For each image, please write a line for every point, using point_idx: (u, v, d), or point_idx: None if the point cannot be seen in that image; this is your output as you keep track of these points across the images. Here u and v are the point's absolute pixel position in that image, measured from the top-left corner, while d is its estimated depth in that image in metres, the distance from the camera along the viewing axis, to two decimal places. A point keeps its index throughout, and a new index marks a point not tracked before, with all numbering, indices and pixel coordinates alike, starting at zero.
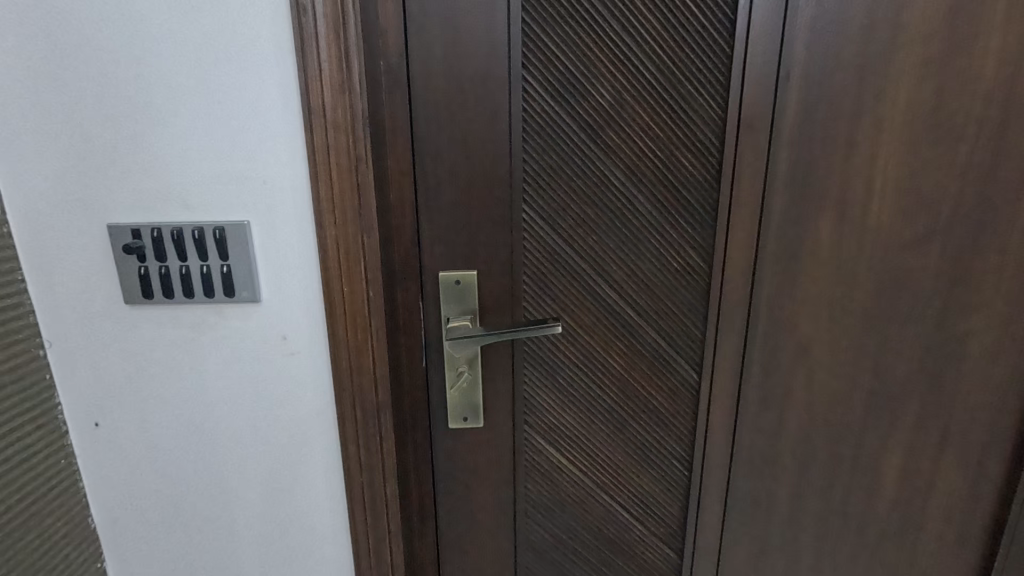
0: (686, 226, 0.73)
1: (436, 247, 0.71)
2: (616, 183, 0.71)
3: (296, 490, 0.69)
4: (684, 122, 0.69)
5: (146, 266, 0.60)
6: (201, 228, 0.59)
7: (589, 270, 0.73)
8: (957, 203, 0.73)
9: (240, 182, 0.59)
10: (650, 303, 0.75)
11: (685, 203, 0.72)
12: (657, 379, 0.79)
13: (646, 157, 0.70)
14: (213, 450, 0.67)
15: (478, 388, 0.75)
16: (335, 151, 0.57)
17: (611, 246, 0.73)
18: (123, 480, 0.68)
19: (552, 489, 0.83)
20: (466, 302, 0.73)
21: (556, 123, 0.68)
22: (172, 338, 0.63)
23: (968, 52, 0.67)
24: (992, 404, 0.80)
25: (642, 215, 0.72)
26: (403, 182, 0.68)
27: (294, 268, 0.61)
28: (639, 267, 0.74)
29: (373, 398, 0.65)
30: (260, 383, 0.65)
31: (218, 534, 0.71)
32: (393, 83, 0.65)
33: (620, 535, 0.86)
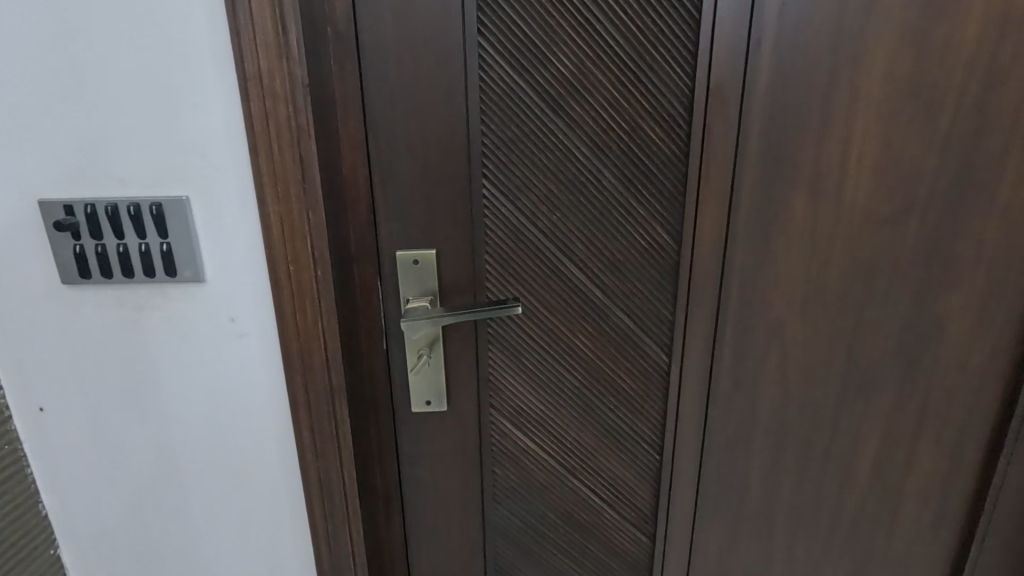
0: (655, 204, 0.70)
1: (393, 225, 0.68)
2: (580, 158, 0.68)
3: (252, 474, 0.68)
4: (650, 95, 0.66)
5: (82, 244, 0.57)
6: (138, 204, 0.56)
7: (553, 249, 0.71)
8: (936, 178, 0.70)
9: (177, 155, 0.56)
10: (617, 283, 0.73)
11: (652, 178, 0.69)
12: (626, 361, 0.77)
13: (611, 132, 0.67)
14: (163, 435, 0.65)
15: (441, 371, 0.74)
16: (276, 123, 0.55)
17: (576, 224, 0.70)
18: (72, 466, 0.66)
19: (519, 473, 0.81)
20: (426, 282, 0.71)
21: (516, 94, 0.65)
22: (113, 320, 0.61)
23: (949, 17, 0.64)
24: (969, 385, 0.79)
25: (607, 192, 0.69)
26: (356, 157, 0.65)
27: (238, 246, 0.59)
28: (606, 247, 0.71)
29: (325, 381, 0.64)
30: (208, 367, 0.63)
31: (174, 519, 0.69)
32: (343, 51, 0.62)
33: (590, 519, 0.85)
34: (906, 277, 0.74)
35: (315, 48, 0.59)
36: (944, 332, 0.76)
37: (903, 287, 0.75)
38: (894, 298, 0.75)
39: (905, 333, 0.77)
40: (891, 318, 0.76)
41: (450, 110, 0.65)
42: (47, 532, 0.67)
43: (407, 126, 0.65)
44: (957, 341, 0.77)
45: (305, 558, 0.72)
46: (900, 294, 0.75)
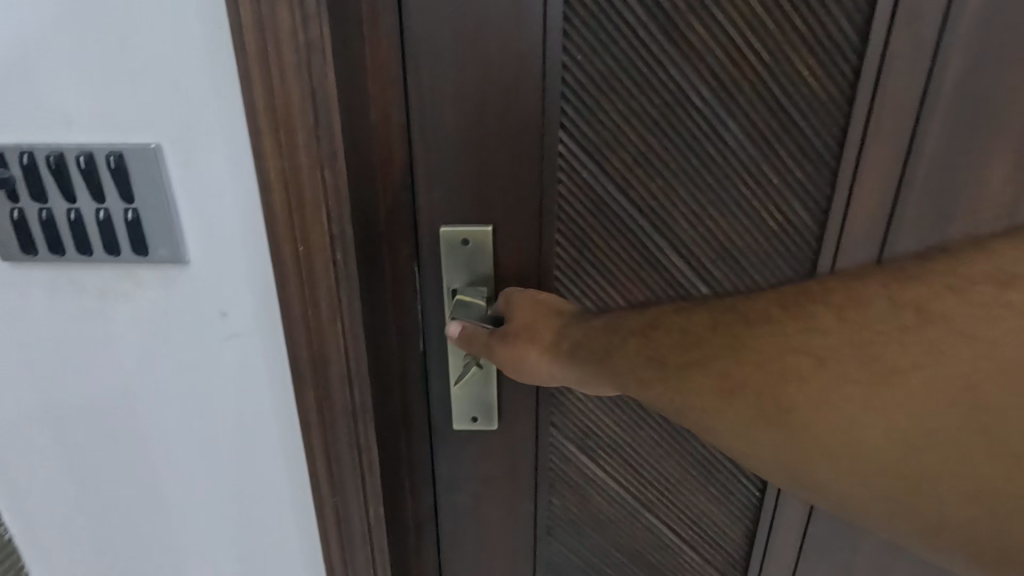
0: (795, 171, 0.51)
1: (435, 192, 0.51)
2: (695, 103, 0.49)
3: (254, 503, 0.54)
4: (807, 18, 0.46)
5: (22, 208, 0.42)
6: (91, 153, 0.41)
7: (647, 229, 0.53)
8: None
9: (138, 86, 0.40)
10: (730, 278, 0.54)
11: (797, 133, 0.49)
12: None
13: (749, 72, 0.48)
14: (144, 452, 0.52)
15: (491, 384, 0.58)
16: (277, 39, 0.38)
17: (681, 196, 0.51)
18: (36, 484, 0.53)
19: (581, 504, 0.66)
20: (477, 269, 0.54)
21: (613, 9, 0.46)
22: (70, 308, 0.46)
23: None
24: None
25: (729, 151, 0.50)
26: (389, 98, 0.48)
27: (228, 215, 0.43)
28: (724, 234, 0.53)
29: (345, 396, 0.48)
30: (195, 372, 0.48)
31: (163, 550, 0.56)
32: None
33: (666, 561, 0.69)
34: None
35: None
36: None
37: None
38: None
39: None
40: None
41: (519, 34, 0.46)
42: (12, 560, 0.55)
43: (461, 56, 0.47)
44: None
45: None
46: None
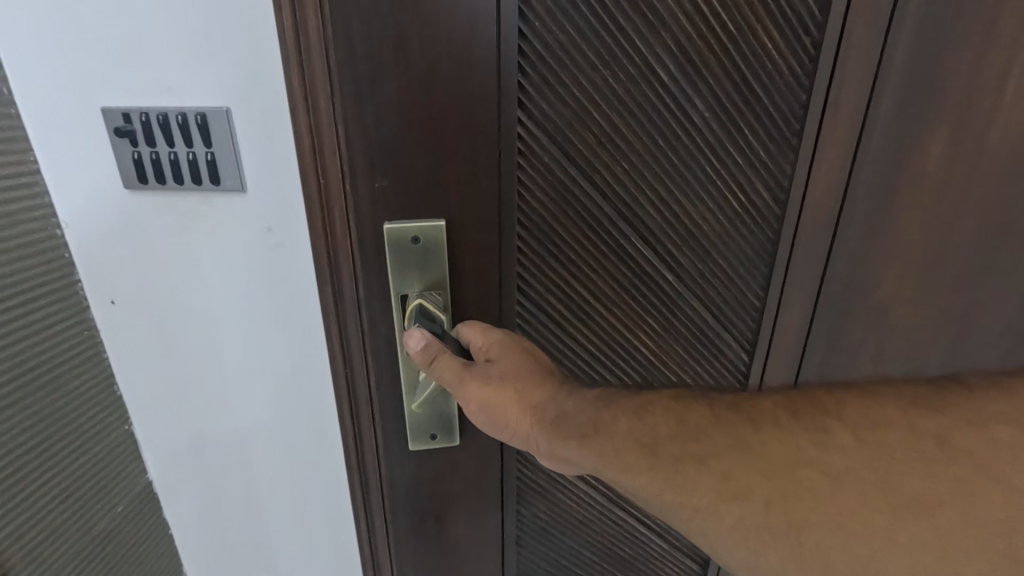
0: (759, 142, 0.66)
1: (379, 179, 0.60)
2: (663, 94, 0.62)
3: (290, 376, 0.74)
4: (757, 47, 0.62)
5: (139, 151, 0.62)
6: (186, 114, 0.60)
7: (619, 197, 0.66)
8: (1006, 137, 0.68)
9: (217, 65, 0.58)
10: (702, 229, 0.70)
11: (760, 112, 0.65)
12: (708, 309, 0.75)
13: (716, 70, 0.62)
14: (214, 334, 0.72)
15: (448, 405, 0.72)
16: (302, 35, 0.53)
17: (650, 169, 0.66)
18: (143, 354, 0.75)
19: (551, 510, 0.85)
20: (429, 266, 0.64)
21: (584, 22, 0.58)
22: (168, 223, 0.66)
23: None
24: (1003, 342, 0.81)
25: (699, 130, 0.65)
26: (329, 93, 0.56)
27: (276, 159, 0.62)
28: (688, 204, 0.68)
29: (352, 295, 0.65)
30: (250, 275, 0.67)
31: (223, 410, 0.77)
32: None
33: (623, 541, 0.90)
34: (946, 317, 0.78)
35: None
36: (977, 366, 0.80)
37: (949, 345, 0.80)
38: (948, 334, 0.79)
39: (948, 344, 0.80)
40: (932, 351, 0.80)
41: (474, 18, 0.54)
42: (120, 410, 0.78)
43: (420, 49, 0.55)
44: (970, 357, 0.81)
45: (334, 456, 0.80)
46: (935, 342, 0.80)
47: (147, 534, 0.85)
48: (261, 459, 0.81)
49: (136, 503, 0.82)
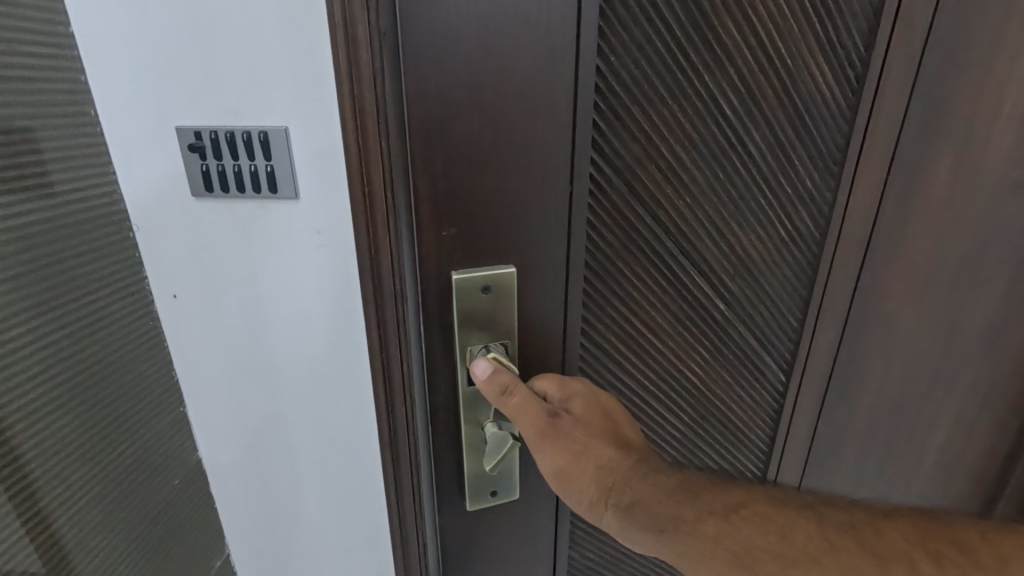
0: (802, 185, 0.79)
1: (450, 236, 0.67)
2: (728, 151, 0.74)
3: (330, 364, 0.83)
4: (798, 86, 0.73)
5: (207, 164, 0.71)
6: (250, 132, 0.69)
7: (685, 239, 0.76)
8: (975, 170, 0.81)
9: (279, 89, 0.68)
10: (754, 261, 0.81)
11: (803, 162, 0.78)
12: (754, 330, 0.86)
13: (771, 131, 0.74)
14: (265, 325, 0.81)
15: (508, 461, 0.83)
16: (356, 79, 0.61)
17: (712, 214, 0.76)
18: (201, 341, 0.84)
19: (595, 555, 1.00)
20: (501, 313, 0.71)
21: (663, 98, 0.68)
22: (230, 226, 0.75)
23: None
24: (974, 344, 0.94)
25: (755, 177, 0.76)
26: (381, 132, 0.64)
27: (328, 172, 0.71)
28: (742, 240, 0.79)
29: (391, 289, 0.73)
30: (300, 272, 0.77)
31: (270, 395, 0.87)
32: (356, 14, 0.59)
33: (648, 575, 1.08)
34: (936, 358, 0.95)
35: None
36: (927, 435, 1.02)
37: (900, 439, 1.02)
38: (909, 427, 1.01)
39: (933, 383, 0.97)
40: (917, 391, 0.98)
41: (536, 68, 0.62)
42: (176, 391, 0.89)
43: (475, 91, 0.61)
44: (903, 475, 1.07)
45: (368, 438, 0.89)
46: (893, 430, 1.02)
47: (196, 507, 0.98)
48: (301, 438, 0.90)
49: (189, 476, 0.95)
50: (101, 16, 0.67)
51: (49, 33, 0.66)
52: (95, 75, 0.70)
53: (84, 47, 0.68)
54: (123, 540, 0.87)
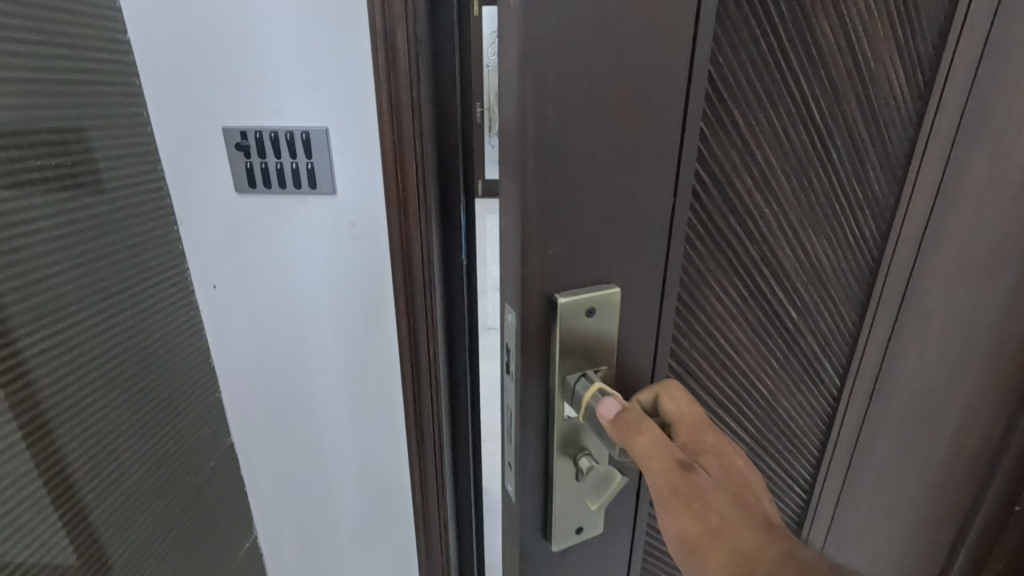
0: (893, 175, 0.61)
1: None
2: (834, 125, 0.53)
3: (360, 351, 0.89)
4: (957, 69, 0.58)
5: (251, 162, 0.77)
6: (293, 132, 0.75)
7: (784, 249, 0.54)
8: None
9: (320, 92, 0.73)
10: (844, 275, 0.62)
11: (903, 144, 0.60)
12: (837, 363, 0.67)
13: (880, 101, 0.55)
14: (300, 313, 0.87)
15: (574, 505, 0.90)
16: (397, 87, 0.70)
17: (813, 212, 0.55)
18: (238, 328, 0.90)
19: None
20: None
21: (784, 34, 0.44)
22: (269, 220, 0.81)
23: None
24: None
25: (854, 165, 0.57)
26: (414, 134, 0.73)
27: (364, 170, 0.77)
28: (839, 248, 0.60)
29: (420, 277, 0.80)
30: (335, 263, 0.83)
31: (302, 378, 0.93)
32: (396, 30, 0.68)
33: None
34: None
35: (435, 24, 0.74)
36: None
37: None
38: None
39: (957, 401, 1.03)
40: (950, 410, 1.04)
41: None
42: (211, 376, 0.94)
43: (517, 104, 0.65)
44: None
45: (394, 422, 0.94)
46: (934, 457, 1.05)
47: (229, 490, 1.02)
48: (330, 421, 0.96)
49: (223, 458, 1.00)
50: (158, 25, 0.72)
51: (107, 37, 0.71)
52: (148, 79, 0.75)
53: (139, 52, 0.74)
54: (172, 525, 0.90)
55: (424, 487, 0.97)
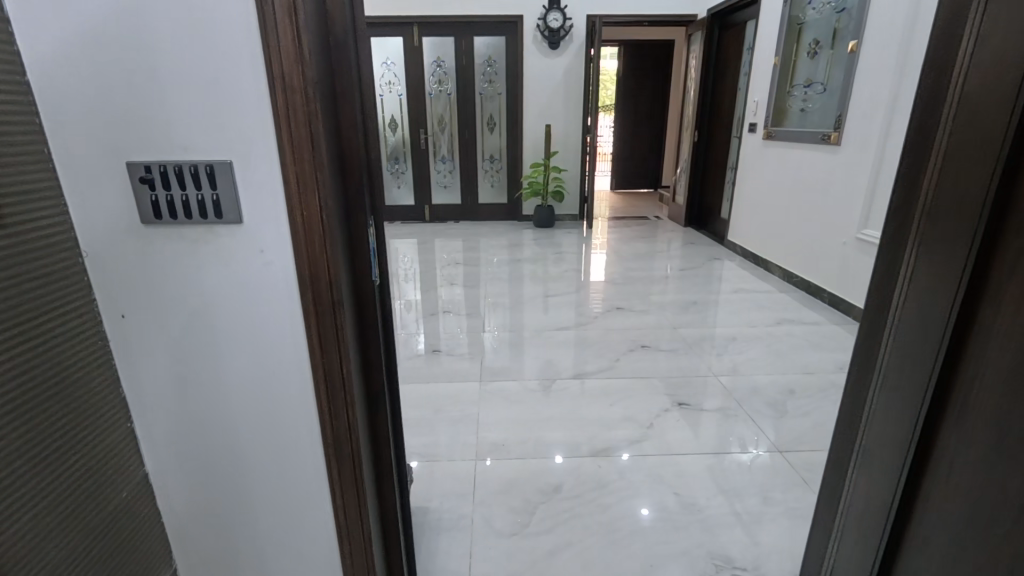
0: None
1: None
2: None
3: (275, 372, 0.92)
4: None
5: (156, 195, 0.81)
6: (197, 165, 0.79)
7: None
8: (908, 187, 0.97)
9: (225, 128, 0.78)
10: None
11: None
12: None
13: None
14: (212, 337, 0.90)
15: None
16: (294, 123, 0.76)
17: None
18: (151, 356, 0.91)
19: None
20: None
21: None
22: (177, 250, 0.84)
23: (953, 54, 0.86)
24: (902, 349, 0.98)
25: None
26: (315, 167, 0.79)
27: (268, 199, 0.81)
28: None
29: (329, 297, 0.86)
30: (245, 287, 0.86)
31: (218, 402, 0.94)
32: (292, 71, 0.74)
33: None
34: (852, 375, 1.15)
35: (330, 67, 0.81)
36: (864, 469, 1.11)
37: (860, 486, 1.12)
38: (869, 470, 1.09)
39: (851, 402, 1.15)
40: (853, 416, 1.14)
41: None
42: (123, 406, 0.94)
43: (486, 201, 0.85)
44: (831, 493, 1.25)
45: (313, 443, 0.96)
46: (855, 467, 1.14)
47: (142, 523, 1.01)
48: (250, 445, 0.97)
49: (136, 491, 0.99)
50: (55, 65, 0.75)
51: (6, 75, 0.73)
52: (51, 117, 0.78)
53: (39, 91, 0.77)
54: (79, 563, 0.88)
55: (345, 504, 0.99)
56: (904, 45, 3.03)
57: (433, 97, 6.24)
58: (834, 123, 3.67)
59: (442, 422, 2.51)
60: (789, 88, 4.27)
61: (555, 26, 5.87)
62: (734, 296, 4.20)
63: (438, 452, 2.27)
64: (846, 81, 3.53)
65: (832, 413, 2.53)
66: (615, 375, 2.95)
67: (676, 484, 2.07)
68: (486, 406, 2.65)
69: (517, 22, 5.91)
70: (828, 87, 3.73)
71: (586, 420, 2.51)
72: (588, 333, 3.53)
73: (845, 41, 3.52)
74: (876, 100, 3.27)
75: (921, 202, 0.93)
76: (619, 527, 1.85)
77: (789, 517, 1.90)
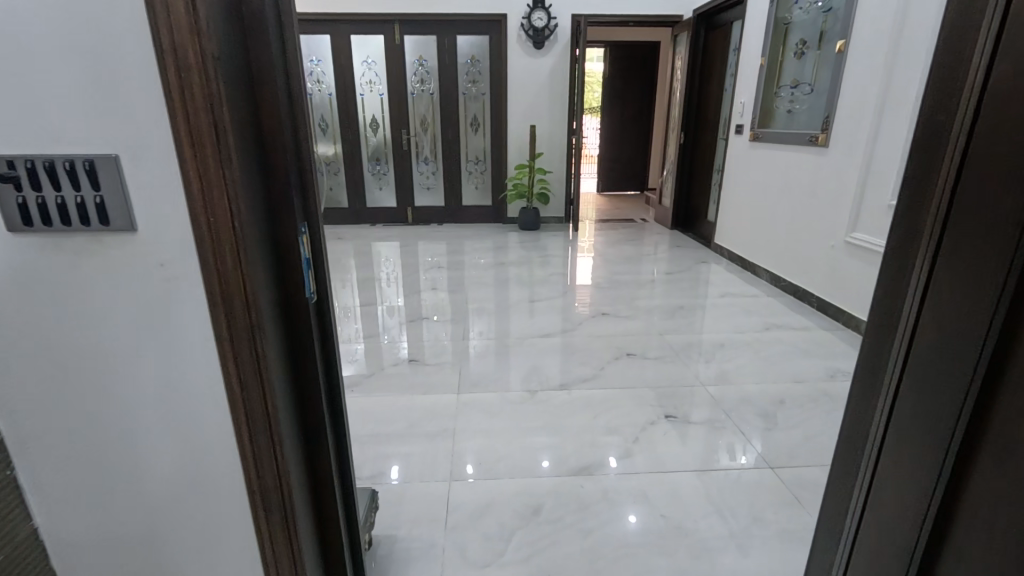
0: None
1: None
2: None
3: (186, 407, 0.77)
4: None
5: (23, 196, 0.66)
6: (73, 160, 0.65)
7: None
8: (919, 189, 0.85)
9: (105, 113, 0.63)
10: None
11: None
12: None
13: None
14: (106, 366, 0.75)
15: None
16: (192, 108, 0.62)
17: None
18: (33, 389, 0.76)
19: None
20: None
21: None
22: (55, 263, 0.69)
23: (974, 37, 0.74)
24: (917, 373, 0.86)
25: None
26: (221, 163, 0.65)
27: (164, 201, 0.66)
28: None
29: (246, 319, 0.71)
30: (143, 308, 0.72)
31: (120, 441, 0.79)
32: (184, 44, 0.60)
33: None
34: (855, 398, 1.03)
35: (241, 42, 0.67)
36: (872, 503, 0.99)
37: (867, 522, 1.00)
38: (878, 505, 0.97)
39: (855, 428, 1.03)
40: (858, 444, 1.02)
41: None
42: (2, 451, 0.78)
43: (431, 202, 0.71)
44: (832, 525, 1.13)
45: (236, 488, 0.81)
46: (861, 500, 1.02)
47: None
48: (162, 490, 0.83)
49: (23, 549, 0.83)
50: None
51: None
52: None
53: None
54: None
55: (276, 556, 0.85)
56: (891, 45, 2.96)
57: (415, 96, 6.09)
58: (821, 124, 3.60)
59: (416, 438, 2.36)
60: (776, 89, 4.19)
61: (539, 26, 5.76)
62: (721, 300, 4.10)
63: (409, 472, 2.12)
64: (833, 82, 3.45)
65: (822, 424, 2.43)
66: (600, 384, 2.82)
67: (662, 504, 1.95)
68: (464, 420, 2.50)
69: (500, 21, 5.78)
70: (816, 87, 3.66)
71: (568, 434, 2.38)
72: (572, 340, 3.41)
73: (833, 41, 3.45)
74: (865, 101, 3.20)
75: (938, 205, 0.81)
76: (602, 554, 1.72)
77: (780, 540, 1.78)
